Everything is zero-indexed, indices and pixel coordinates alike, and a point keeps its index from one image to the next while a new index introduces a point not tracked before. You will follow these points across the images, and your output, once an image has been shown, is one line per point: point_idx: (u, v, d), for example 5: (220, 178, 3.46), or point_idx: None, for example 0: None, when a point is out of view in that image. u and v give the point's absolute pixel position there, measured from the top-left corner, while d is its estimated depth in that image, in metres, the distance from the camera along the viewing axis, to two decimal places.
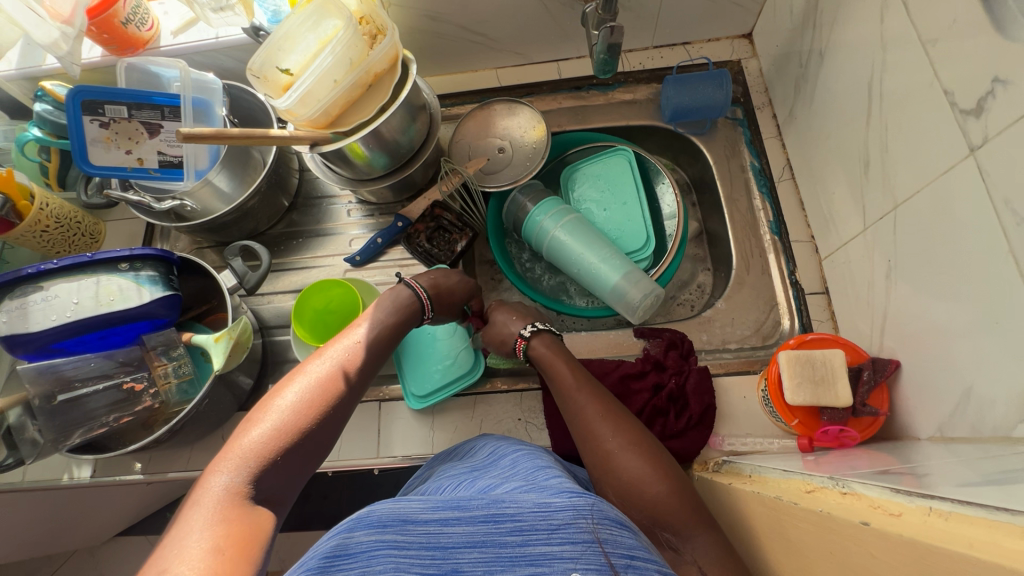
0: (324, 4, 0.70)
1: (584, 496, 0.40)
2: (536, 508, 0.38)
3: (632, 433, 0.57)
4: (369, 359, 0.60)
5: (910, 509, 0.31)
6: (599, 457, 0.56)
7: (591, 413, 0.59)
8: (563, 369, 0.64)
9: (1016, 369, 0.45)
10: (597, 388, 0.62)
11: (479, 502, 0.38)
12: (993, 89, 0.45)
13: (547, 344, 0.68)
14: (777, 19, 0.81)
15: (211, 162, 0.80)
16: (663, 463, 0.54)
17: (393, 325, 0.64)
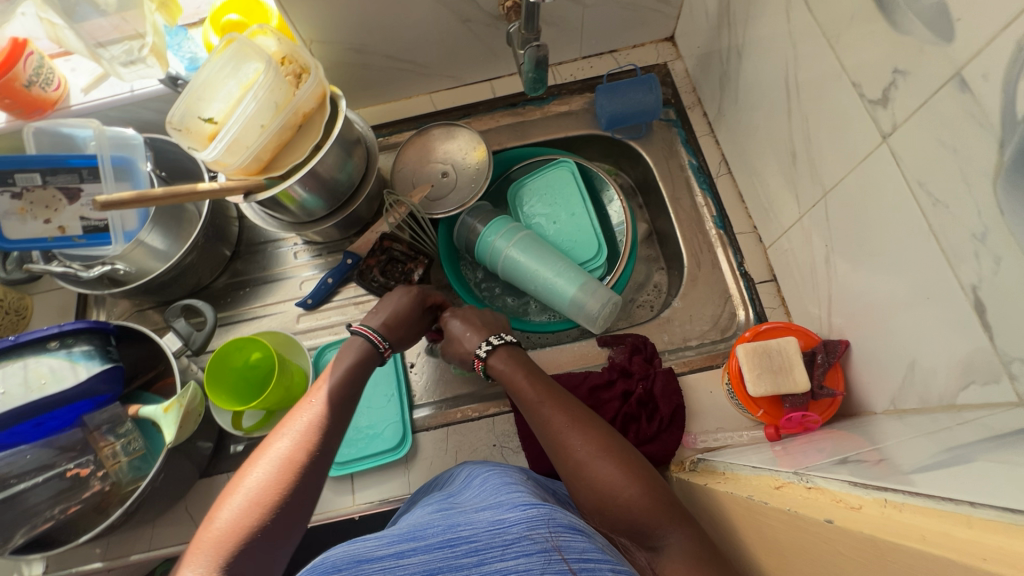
0: (242, 48, 0.68)
1: (538, 507, 0.40)
2: (490, 527, 0.38)
3: (601, 437, 0.55)
4: (334, 416, 0.58)
5: (868, 501, 0.32)
6: (570, 465, 0.55)
7: (558, 422, 0.58)
8: (525, 380, 0.62)
9: (951, 340, 0.47)
10: (563, 395, 0.60)
11: (433, 531, 0.38)
12: (894, 80, 0.47)
13: (509, 353, 0.66)
14: (695, 21, 0.83)
15: (141, 221, 0.76)
16: (634, 464, 0.53)
17: (352, 379, 0.62)
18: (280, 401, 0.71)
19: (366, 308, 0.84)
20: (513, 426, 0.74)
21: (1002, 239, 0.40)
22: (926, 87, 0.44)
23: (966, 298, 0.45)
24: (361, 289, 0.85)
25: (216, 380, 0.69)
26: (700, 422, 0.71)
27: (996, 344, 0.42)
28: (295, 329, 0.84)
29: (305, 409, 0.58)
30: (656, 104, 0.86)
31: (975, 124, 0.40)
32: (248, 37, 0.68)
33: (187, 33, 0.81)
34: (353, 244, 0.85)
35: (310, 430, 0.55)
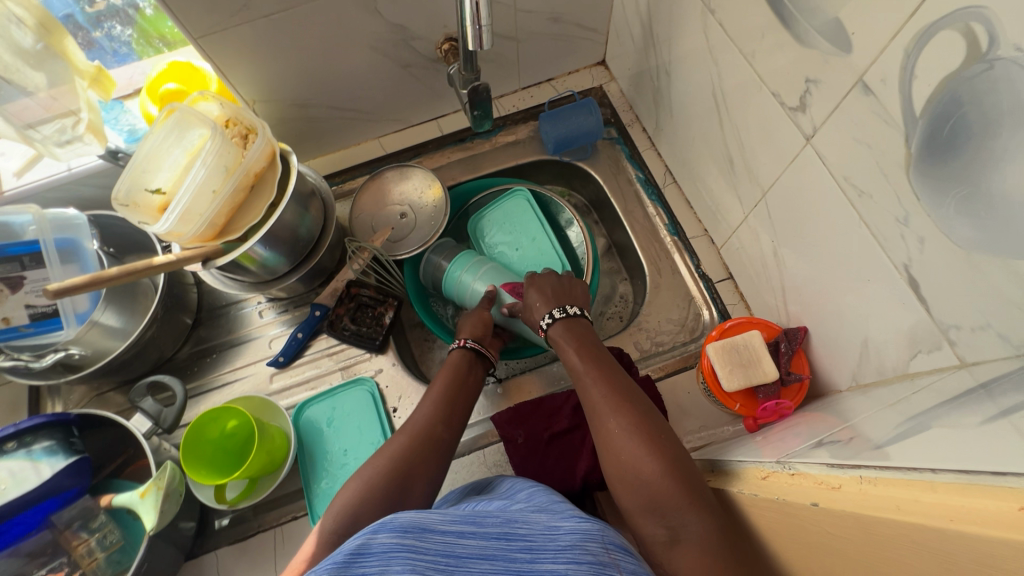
0: (184, 116, 0.67)
1: (593, 522, 0.41)
2: (545, 531, 0.39)
3: (636, 415, 0.55)
4: (454, 411, 0.63)
5: (846, 480, 0.34)
6: (601, 438, 0.55)
7: (596, 397, 0.59)
8: (576, 355, 0.64)
9: (895, 314, 0.51)
10: (611, 371, 0.61)
11: (493, 521, 0.39)
12: (808, 88, 0.52)
13: (567, 327, 0.68)
14: (623, 45, 0.88)
15: (93, 301, 0.74)
16: (664, 443, 0.52)
17: (466, 379, 0.67)
18: (263, 466, 0.69)
19: (340, 357, 0.83)
20: (505, 455, 0.74)
21: (923, 220, 0.44)
22: (837, 92, 0.48)
23: (901, 276, 0.49)
24: (333, 339, 0.84)
25: (194, 456, 0.67)
26: (683, 424, 0.73)
27: (934, 314, 0.46)
28: (269, 390, 0.82)
29: (430, 401, 0.63)
30: (597, 128, 0.90)
31: (882, 121, 0.45)
32: (189, 105, 0.68)
33: (124, 105, 0.80)
34: (320, 296, 0.85)
35: (436, 419, 0.61)
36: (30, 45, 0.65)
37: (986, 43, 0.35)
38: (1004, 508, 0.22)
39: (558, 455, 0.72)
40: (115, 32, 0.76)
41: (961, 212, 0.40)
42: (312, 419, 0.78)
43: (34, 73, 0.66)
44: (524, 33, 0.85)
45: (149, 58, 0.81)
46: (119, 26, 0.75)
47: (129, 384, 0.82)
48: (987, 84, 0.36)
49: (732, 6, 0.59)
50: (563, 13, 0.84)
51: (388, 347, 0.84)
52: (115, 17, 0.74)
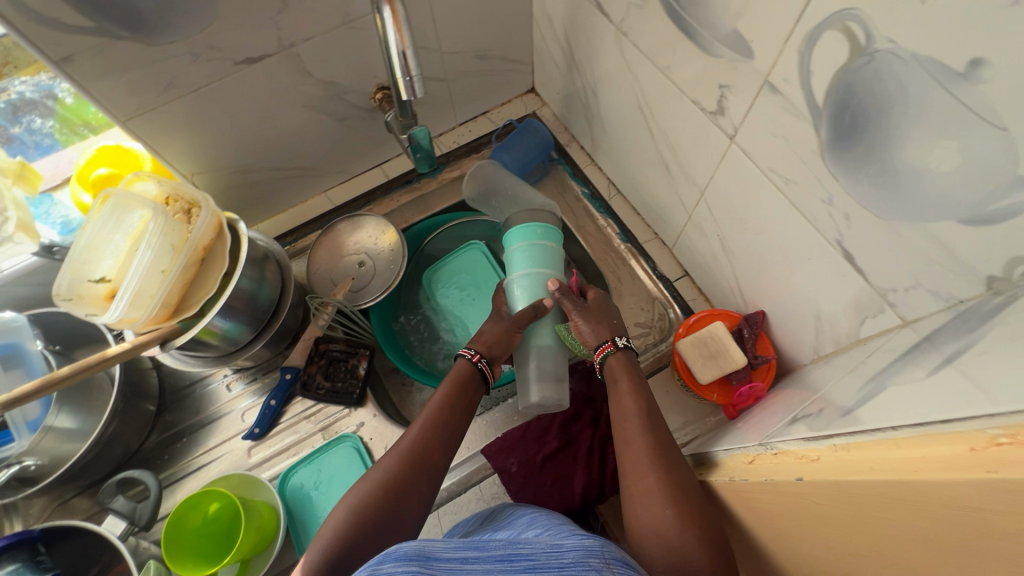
0: (121, 200, 0.66)
1: (595, 539, 0.41)
2: (549, 548, 0.40)
3: (681, 475, 0.51)
4: (446, 436, 0.58)
5: (822, 450, 0.36)
6: (637, 489, 0.51)
7: (640, 445, 0.54)
8: (626, 397, 0.60)
9: (839, 286, 0.55)
10: (658, 420, 0.57)
11: (497, 544, 0.41)
12: (723, 92, 0.56)
13: (625, 364, 0.64)
14: (549, 72, 0.93)
15: (43, 406, 0.72)
16: (704, 513, 0.49)
17: (464, 400, 0.62)
18: (253, 546, 0.66)
19: (319, 418, 0.81)
20: (501, 486, 0.74)
21: (845, 198, 0.48)
22: (749, 93, 0.53)
23: (836, 250, 0.52)
24: (308, 400, 0.81)
25: (176, 548, 0.64)
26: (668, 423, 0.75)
27: (872, 282, 0.50)
28: (248, 464, 0.79)
29: (424, 420, 0.59)
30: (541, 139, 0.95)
31: (792, 115, 0.49)
32: (125, 188, 0.66)
33: (53, 197, 0.77)
34: (288, 358, 0.83)
35: (427, 447, 0.56)
36: None
37: (863, 39, 0.39)
38: (954, 449, 0.25)
39: (554, 475, 0.72)
40: (35, 124, 0.73)
41: (874, 189, 0.45)
42: (300, 485, 0.76)
43: None
44: (453, 73, 0.88)
45: (75, 146, 0.79)
46: (38, 118, 0.73)
47: (94, 487, 0.77)
48: (872, 74, 0.40)
49: (642, 28, 0.63)
50: (487, 50, 0.88)
51: (367, 400, 0.82)
52: (33, 109, 0.71)
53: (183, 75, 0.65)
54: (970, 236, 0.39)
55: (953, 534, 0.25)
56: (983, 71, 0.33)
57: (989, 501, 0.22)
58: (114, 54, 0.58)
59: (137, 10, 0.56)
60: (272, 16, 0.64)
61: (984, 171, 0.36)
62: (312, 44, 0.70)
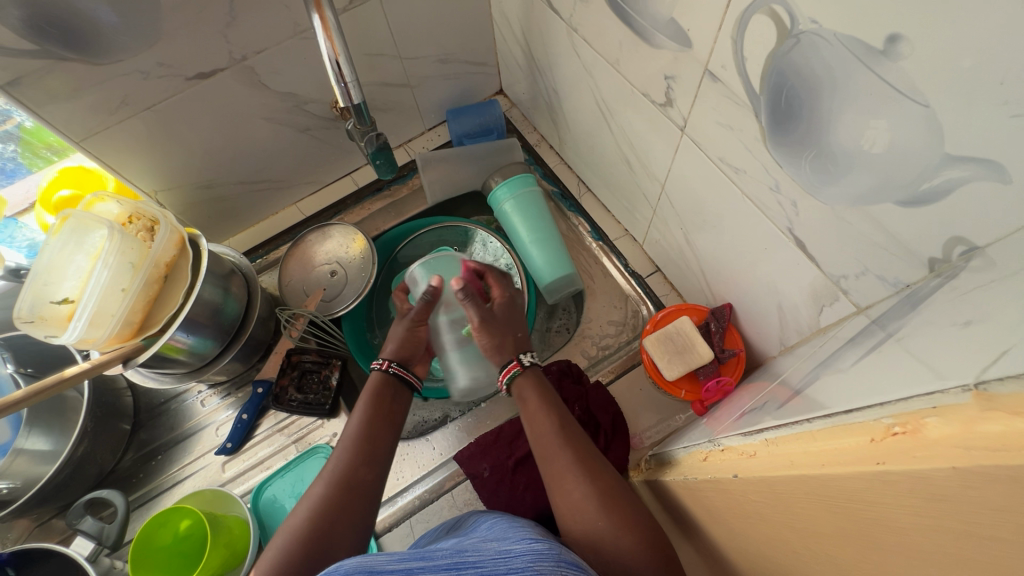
0: (80, 221, 0.66)
1: (548, 542, 0.40)
2: (497, 556, 0.39)
3: (605, 481, 0.53)
4: (377, 447, 0.58)
5: (757, 445, 0.35)
6: (571, 507, 0.52)
7: (562, 460, 0.55)
8: (540, 412, 0.60)
9: (795, 275, 0.54)
10: (575, 429, 0.58)
11: (442, 554, 0.39)
12: (669, 84, 0.55)
13: (534, 382, 0.63)
14: (514, 73, 0.92)
15: (13, 429, 0.72)
16: (635, 513, 0.51)
17: (388, 409, 0.62)
18: (224, 562, 0.66)
19: (292, 430, 0.80)
20: (474, 492, 0.73)
21: (791, 186, 0.47)
22: (692, 83, 0.52)
23: (788, 238, 0.51)
24: (281, 413, 0.81)
25: (144, 567, 0.64)
26: (641, 421, 0.74)
27: (825, 269, 0.49)
28: (222, 479, 0.78)
29: (346, 435, 0.59)
30: (501, 129, 0.97)
31: (733, 103, 0.48)
32: (84, 209, 0.67)
33: (19, 221, 0.77)
34: (260, 372, 0.82)
35: (357, 464, 0.56)
36: None
37: (788, 21, 0.38)
38: (858, 440, 0.24)
39: (526, 480, 0.72)
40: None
41: (816, 174, 0.43)
42: (274, 498, 0.76)
43: None
44: (416, 79, 0.87)
45: (40, 169, 0.79)
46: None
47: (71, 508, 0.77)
48: (800, 56, 0.39)
49: (590, 23, 0.62)
50: (449, 54, 0.87)
51: (341, 410, 0.82)
52: None
53: (135, 94, 0.65)
54: (908, 218, 0.38)
55: (856, 527, 0.24)
56: (902, 46, 0.32)
57: (882, 495, 0.21)
58: (61, 75, 0.58)
59: (80, 30, 0.56)
60: (220, 30, 0.64)
61: (914, 150, 0.35)
62: (265, 56, 0.70)
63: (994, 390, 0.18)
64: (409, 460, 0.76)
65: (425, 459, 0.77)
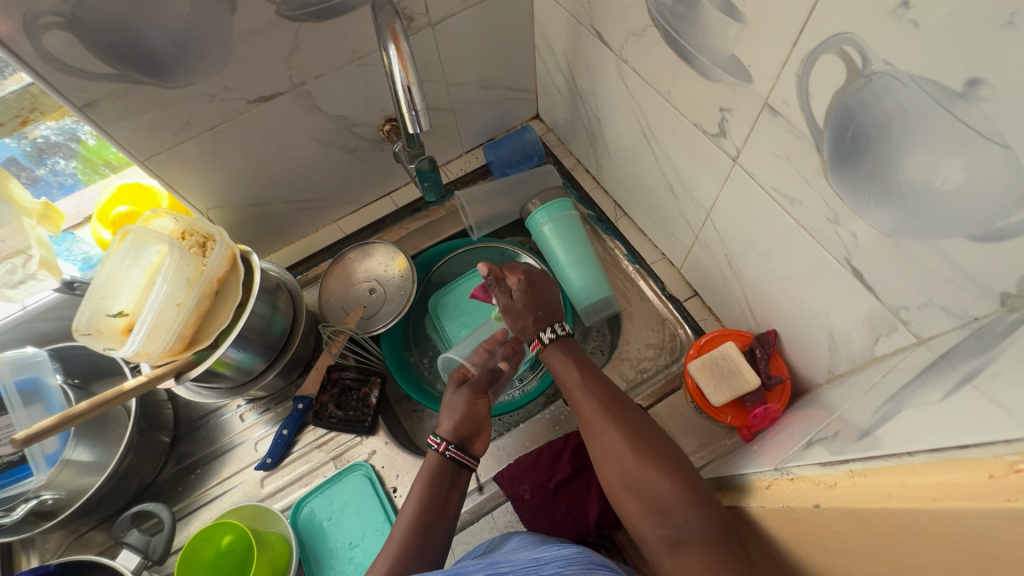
0: (139, 237, 0.68)
1: (570, 547, 0.51)
2: (530, 563, 0.49)
3: (633, 424, 0.59)
4: (431, 539, 0.58)
5: (839, 476, 0.35)
6: (602, 449, 0.59)
7: (589, 409, 0.62)
8: (571, 370, 0.66)
9: (849, 304, 0.54)
10: (604, 382, 0.65)
11: (477, 567, 0.49)
12: (724, 116, 0.56)
13: (561, 349, 0.69)
14: (553, 98, 0.94)
15: (62, 440, 0.71)
16: (664, 454, 0.56)
17: (443, 499, 0.61)
18: None
19: (331, 446, 0.81)
20: (514, 513, 0.73)
21: (851, 218, 0.48)
22: (750, 116, 0.53)
23: (845, 268, 0.52)
24: (321, 429, 0.81)
25: None
26: (682, 445, 0.74)
27: (883, 299, 0.49)
28: (261, 495, 0.78)
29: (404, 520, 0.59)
30: (540, 153, 0.99)
31: (793, 136, 0.49)
32: (142, 225, 0.68)
33: (75, 235, 0.80)
34: (300, 387, 0.83)
35: (404, 560, 0.55)
36: None
37: (860, 62, 0.40)
38: (974, 477, 0.24)
39: (567, 503, 0.72)
40: (59, 166, 0.76)
41: (880, 207, 0.44)
42: (312, 514, 0.76)
43: None
44: (459, 104, 0.90)
45: (96, 184, 0.82)
46: (62, 160, 0.76)
47: (110, 520, 0.77)
48: (871, 95, 0.40)
49: (641, 55, 0.64)
50: (491, 80, 0.90)
51: (379, 427, 0.82)
52: (57, 152, 0.74)
53: (198, 115, 0.67)
54: (981, 252, 0.39)
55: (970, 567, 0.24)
56: (982, 90, 0.34)
57: (1011, 534, 0.21)
58: (134, 98, 0.61)
59: (156, 57, 0.58)
60: (284, 56, 0.66)
61: (991, 189, 0.36)
62: (322, 81, 0.72)
63: None
64: None
65: None
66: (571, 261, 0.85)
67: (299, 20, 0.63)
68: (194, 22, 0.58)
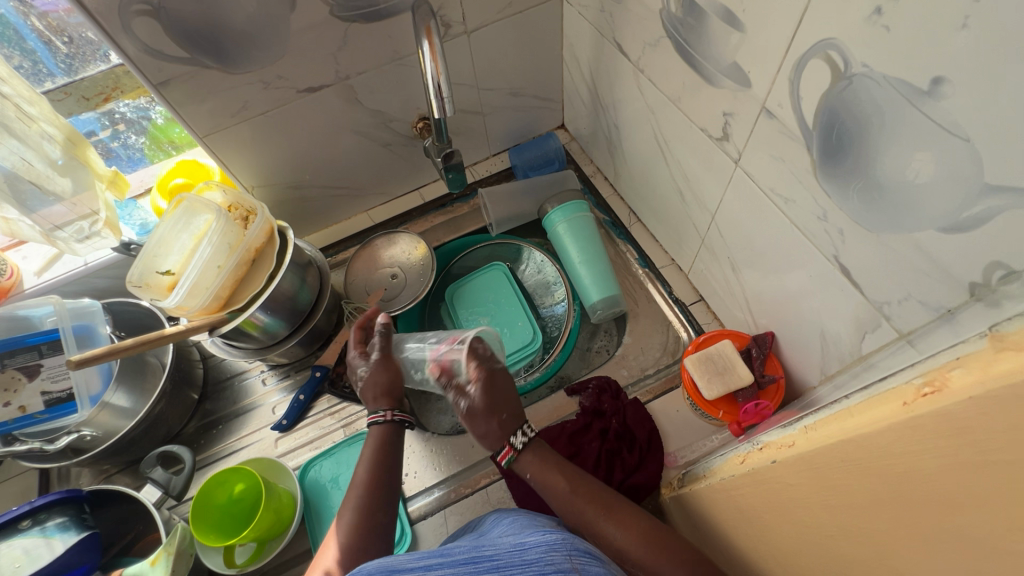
0: (191, 205, 0.75)
1: (556, 533, 0.47)
2: (512, 548, 0.46)
3: (636, 521, 0.56)
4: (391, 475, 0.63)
5: (795, 434, 0.38)
6: (616, 557, 0.55)
7: (590, 514, 0.57)
8: (552, 476, 0.60)
9: (838, 302, 0.56)
10: (585, 479, 0.60)
11: (459, 550, 0.46)
12: (727, 120, 0.60)
13: (533, 445, 0.63)
14: (578, 109, 1.00)
15: (104, 382, 0.78)
16: (671, 543, 0.53)
17: (390, 444, 0.66)
18: (271, 528, 0.70)
19: (342, 415, 0.86)
20: (507, 492, 0.76)
21: (837, 214, 0.51)
22: (749, 119, 0.57)
23: (834, 266, 0.55)
24: (334, 398, 0.87)
25: (201, 522, 0.68)
26: (676, 440, 0.77)
27: (868, 295, 0.52)
28: (274, 454, 0.84)
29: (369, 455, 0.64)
30: (562, 159, 1.05)
31: (787, 137, 0.53)
32: (196, 195, 0.76)
33: (137, 203, 0.90)
34: (320, 358, 0.89)
35: (366, 511, 0.59)
36: (58, 157, 0.73)
37: (842, 64, 0.43)
38: (891, 405, 0.27)
39: None
40: (130, 141, 0.86)
41: (862, 202, 0.47)
42: (318, 478, 0.81)
43: (61, 179, 0.75)
44: (489, 108, 0.96)
45: (159, 161, 0.91)
46: (134, 136, 0.85)
47: (136, 465, 0.83)
48: (852, 95, 0.44)
49: (657, 65, 0.69)
50: (520, 88, 0.96)
51: None
52: (131, 130, 0.84)
53: (253, 100, 0.75)
54: (950, 245, 0.41)
55: (889, 486, 0.27)
56: (944, 88, 0.37)
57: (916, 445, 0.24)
58: (200, 80, 0.69)
59: (224, 44, 0.67)
60: (333, 52, 0.74)
61: (954, 182, 0.39)
62: (365, 76, 0.80)
63: (1005, 338, 0.23)
64: (446, 455, 0.80)
65: (462, 455, 0.80)
66: (580, 256, 0.89)
67: (349, 21, 0.71)
68: (259, 18, 0.66)
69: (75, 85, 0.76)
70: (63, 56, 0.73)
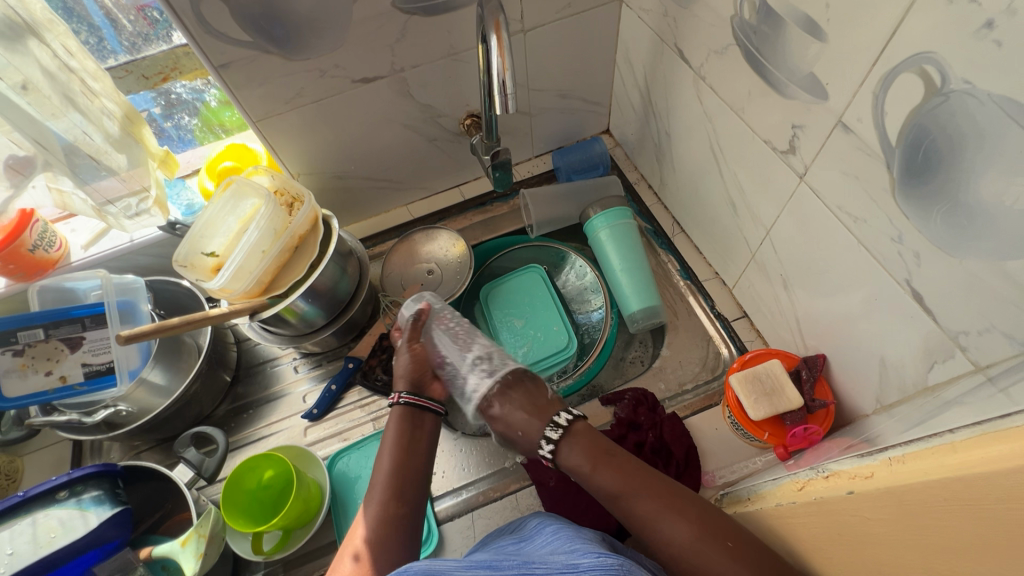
0: (240, 188, 0.75)
1: (613, 556, 0.45)
2: (564, 570, 0.44)
3: (695, 516, 0.51)
4: (415, 473, 0.62)
5: (876, 466, 0.36)
6: (672, 555, 0.50)
7: (643, 508, 0.53)
8: (602, 463, 0.57)
9: (905, 330, 0.54)
10: (639, 467, 0.56)
11: (509, 563, 0.45)
12: (796, 132, 0.58)
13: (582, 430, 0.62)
14: (626, 114, 0.99)
15: (143, 359, 0.77)
16: (738, 543, 0.48)
17: (411, 435, 0.65)
18: (299, 518, 0.70)
19: (372, 408, 0.86)
20: (537, 499, 0.74)
21: (915, 237, 0.48)
22: (821, 133, 0.55)
23: (905, 291, 0.52)
24: (365, 390, 0.86)
25: (231, 506, 0.68)
26: (714, 459, 0.74)
27: (942, 324, 0.49)
28: (303, 442, 0.84)
29: (393, 447, 0.64)
30: (607, 164, 1.03)
31: (863, 154, 0.51)
32: (244, 178, 0.76)
33: (185, 183, 0.91)
34: (353, 349, 0.89)
35: (385, 500, 0.59)
36: (115, 133, 0.74)
37: (939, 80, 0.41)
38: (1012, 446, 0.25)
39: (590, 498, 0.73)
40: (182, 122, 0.87)
41: (947, 226, 0.45)
42: (346, 470, 0.80)
43: (116, 155, 0.75)
44: (536, 109, 0.95)
45: (208, 143, 0.92)
46: (186, 117, 0.87)
47: (167, 443, 0.84)
48: (947, 113, 0.42)
49: (721, 72, 0.67)
50: (569, 90, 0.95)
51: None
52: (184, 111, 0.85)
53: (308, 88, 0.75)
54: None
55: (1002, 534, 0.25)
56: None
57: None
58: (259, 64, 0.69)
59: (287, 30, 0.67)
60: (391, 44, 0.74)
61: None
62: (419, 70, 0.79)
63: None
64: (475, 456, 0.79)
65: (492, 458, 0.78)
66: (622, 264, 0.87)
67: (410, 13, 0.71)
68: (323, 5, 0.66)
69: (136, 63, 0.77)
70: (127, 35, 0.75)
